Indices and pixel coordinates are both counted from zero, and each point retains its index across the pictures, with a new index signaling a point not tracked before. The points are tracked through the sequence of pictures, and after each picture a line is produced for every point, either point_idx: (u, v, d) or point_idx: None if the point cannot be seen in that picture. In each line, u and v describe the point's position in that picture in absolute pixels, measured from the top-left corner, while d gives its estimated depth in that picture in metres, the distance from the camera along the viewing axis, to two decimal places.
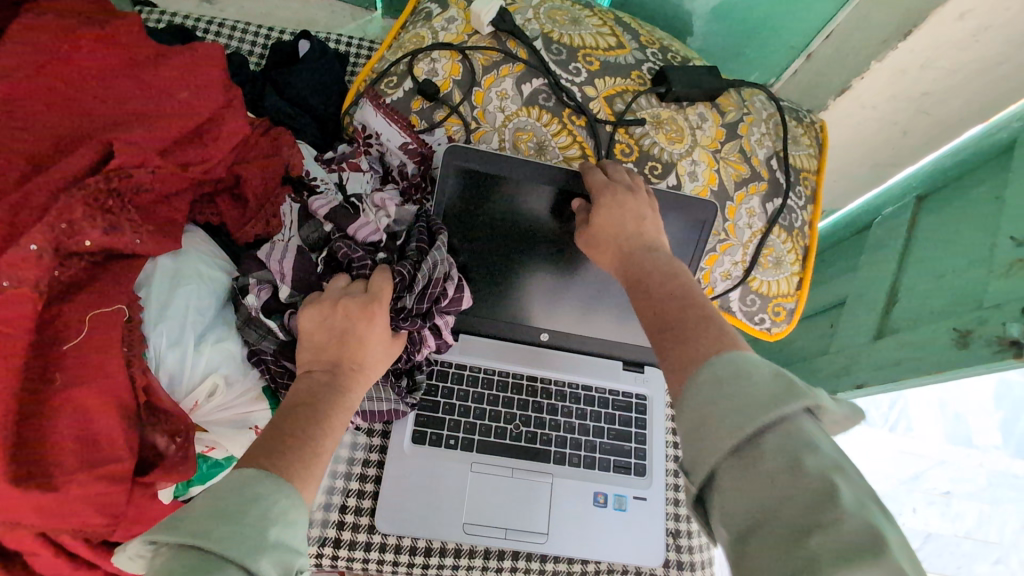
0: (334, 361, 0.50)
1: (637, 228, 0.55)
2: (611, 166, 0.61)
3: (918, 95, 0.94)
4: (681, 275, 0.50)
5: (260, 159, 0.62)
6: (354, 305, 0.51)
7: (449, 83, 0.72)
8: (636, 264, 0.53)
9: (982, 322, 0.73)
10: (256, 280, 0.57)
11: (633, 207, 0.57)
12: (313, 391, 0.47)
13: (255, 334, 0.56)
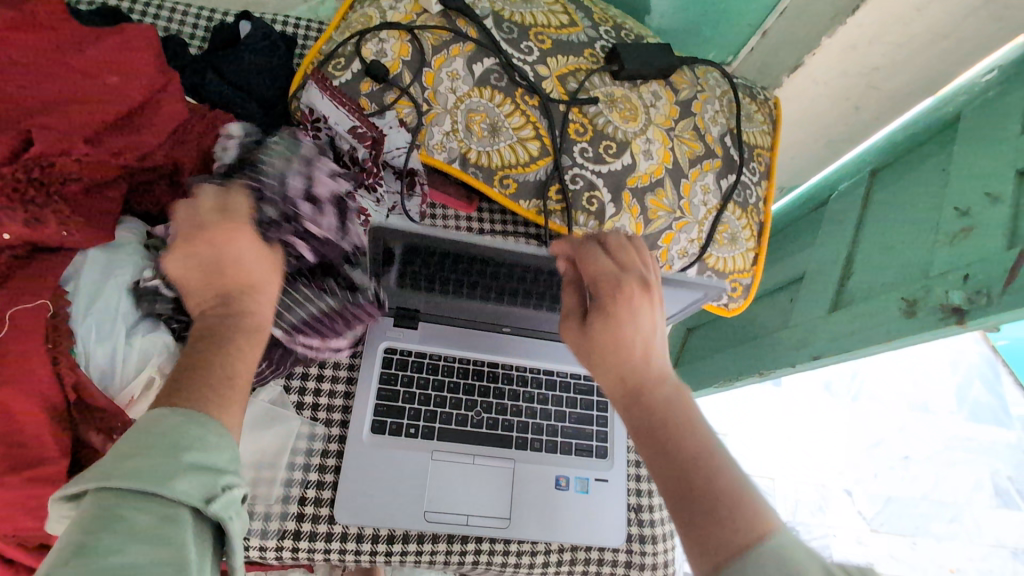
0: (223, 291, 0.47)
1: (646, 350, 0.50)
2: (617, 251, 0.54)
3: (868, 70, 0.96)
4: (698, 422, 0.46)
5: (200, 141, 0.58)
6: (213, 229, 0.47)
7: (398, 64, 0.70)
8: (648, 398, 0.47)
9: (927, 291, 0.76)
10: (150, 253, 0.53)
11: (643, 320, 0.51)
12: (208, 323, 0.46)
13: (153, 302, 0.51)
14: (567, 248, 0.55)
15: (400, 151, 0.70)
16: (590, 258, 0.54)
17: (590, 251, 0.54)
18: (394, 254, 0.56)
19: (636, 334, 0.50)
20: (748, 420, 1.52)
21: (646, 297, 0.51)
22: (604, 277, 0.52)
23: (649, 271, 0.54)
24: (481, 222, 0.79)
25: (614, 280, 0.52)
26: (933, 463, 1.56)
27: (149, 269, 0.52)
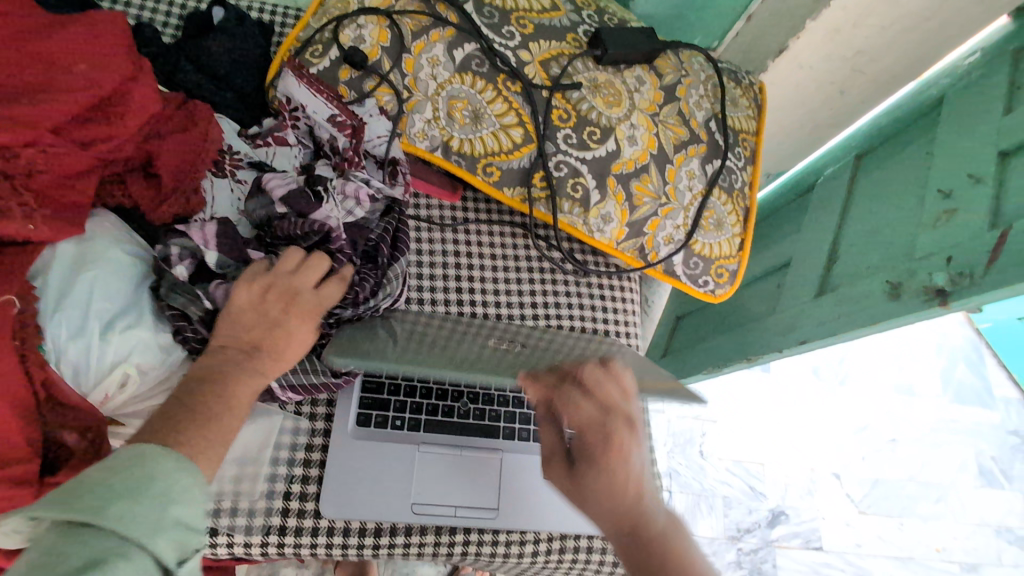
0: (253, 344, 0.51)
1: (635, 485, 0.53)
2: (600, 387, 0.59)
3: (852, 54, 0.96)
4: (690, 550, 0.51)
5: (175, 134, 0.58)
6: (286, 294, 0.53)
7: (377, 51, 0.68)
8: (642, 539, 0.51)
9: (911, 274, 0.76)
10: (178, 250, 0.53)
11: (630, 456, 0.54)
12: (221, 366, 0.49)
13: (179, 299, 0.52)
14: (552, 388, 0.60)
15: (380, 139, 0.67)
16: (569, 399, 0.58)
17: (568, 393, 0.59)
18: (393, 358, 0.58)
19: (624, 476, 0.53)
20: (738, 407, 1.53)
21: (627, 433, 0.56)
22: (587, 420, 0.56)
23: (628, 402, 0.58)
24: (466, 211, 0.78)
25: (595, 420, 0.56)
26: (919, 445, 1.58)
27: (183, 264, 0.52)
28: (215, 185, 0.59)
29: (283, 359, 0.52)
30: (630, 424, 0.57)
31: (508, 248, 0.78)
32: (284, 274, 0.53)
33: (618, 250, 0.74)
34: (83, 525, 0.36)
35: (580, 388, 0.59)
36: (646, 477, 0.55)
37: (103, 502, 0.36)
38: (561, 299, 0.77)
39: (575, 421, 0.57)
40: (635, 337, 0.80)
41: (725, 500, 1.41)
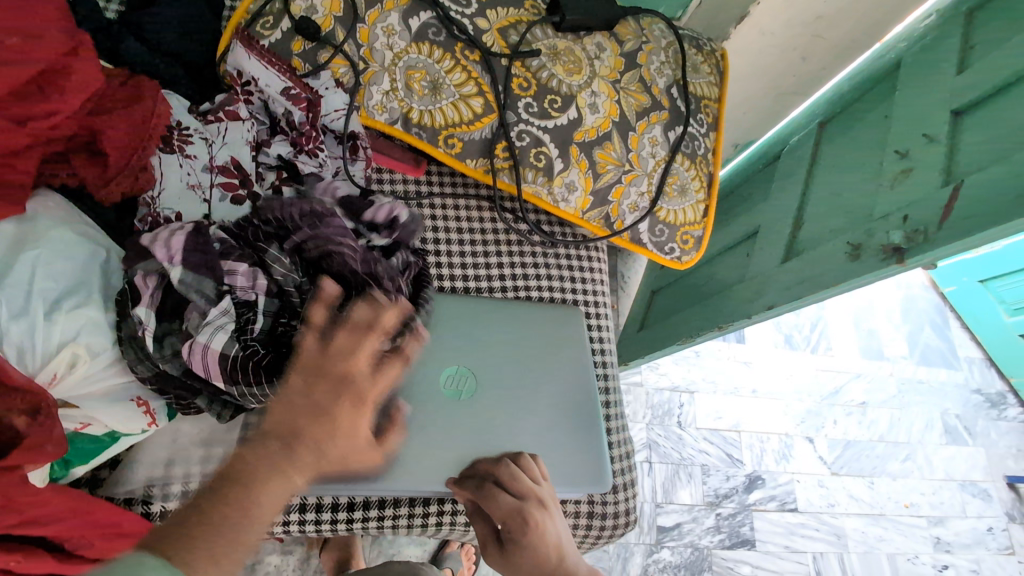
0: (291, 432, 0.44)
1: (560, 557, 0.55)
2: (518, 476, 0.58)
3: (813, 19, 0.97)
4: None
5: (121, 110, 0.55)
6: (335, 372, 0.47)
7: (330, 21, 0.66)
8: None
9: (870, 234, 0.78)
10: (145, 286, 0.50)
11: (552, 535, 0.56)
12: (251, 464, 0.43)
13: (133, 355, 0.49)
14: (470, 481, 0.58)
15: (338, 113, 0.67)
16: (489, 492, 0.57)
17: (488, 487, 0.57)
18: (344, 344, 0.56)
19: (551, 554, 0.55)
20: (714, 377, 1.56)
21: (546, 512, 0.57)
22: (509, 513, 0.56)
23: (541, 484, 0.59)
24: (431, 185, 0.77)
25: (517, 512, 0.56)
26: (888, 406, 1.64)
27: (145, 310, 0.49)
28: (164, 163, 0.59)
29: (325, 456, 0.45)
30: (547, 503, 0.58)
31: (474, 222, 0.77)
32: (330, 353, 0.48)
33: (584, 220, 0.75)
34: None
35: (500, 479, 0.57)
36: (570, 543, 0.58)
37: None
38: (528, 271, 0.77)
39: (499, 515, 0.56)
40: (603, 306, 0.81)
41: (704, 468, 1.45)
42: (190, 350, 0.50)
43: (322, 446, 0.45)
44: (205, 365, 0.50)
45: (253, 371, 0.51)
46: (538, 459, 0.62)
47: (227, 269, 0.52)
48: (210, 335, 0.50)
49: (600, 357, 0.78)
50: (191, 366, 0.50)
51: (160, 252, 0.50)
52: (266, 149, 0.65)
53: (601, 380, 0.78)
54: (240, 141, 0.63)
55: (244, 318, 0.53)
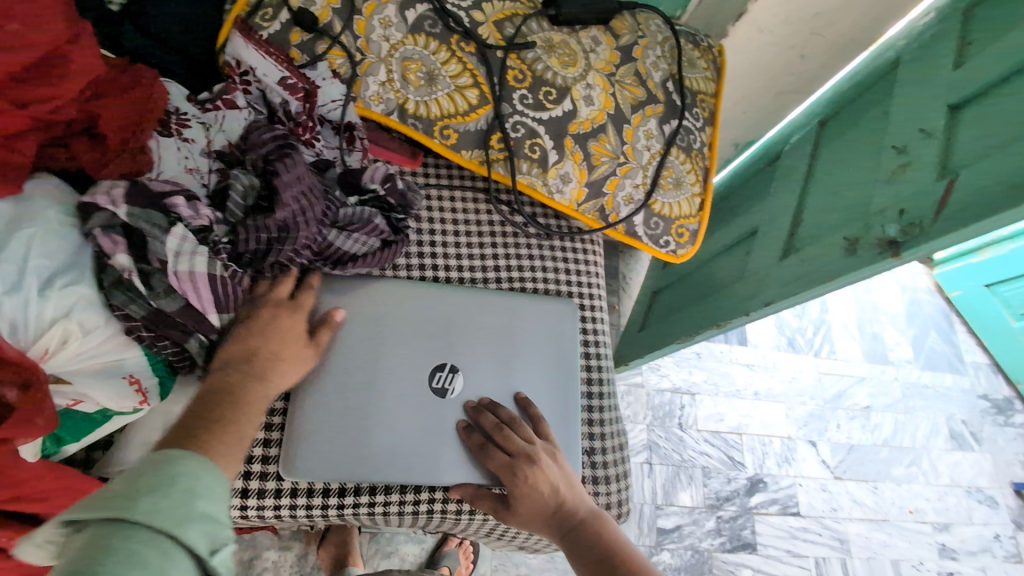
0: (251, 354, 0.54)
1: (554, 500, 0.60)
2: (510, 437, 0.61)
3: (811, 17, 0.98)
4: (605, 525, 0.60)
5: (119, 94, 0.57)
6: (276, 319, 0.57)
7: (328, 13, 0.67)
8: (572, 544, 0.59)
9: (867, 229, 0.78)
10: (112, 235, 0.50)
11: (545, 483, 0.60)
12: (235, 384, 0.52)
13: (122, 297, 0.49)
14: (469, 438, 0.62)
15: (335, 104, 0.68)
16: (487, 448, 0.61)
17: (487, 447, 0.61)
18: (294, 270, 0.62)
19: (545, 497, 0.60)
20: (716, 379, 1.55)
21: (540, 462, 0.61)
22: (502, 465, 0.60)
23: (534, 443, 0.62)
24: (427, 177, 0.78)
25: (508, 462, 0.60)
26: (892, 410, 1.62)
27: (125, 254, 0.50)
28: (162, 146, 0.59)
29: (283, 357, 0.56)
30: (542, 454, 0.62)
31: (470, 214, 0.78)
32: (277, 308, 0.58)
33: (579, 212, 0.75)
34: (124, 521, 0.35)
35: (494, 438, 0.62)
36: (569, 485, 0.62)
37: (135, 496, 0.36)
38: (523, 263, 0.77)
39: (494, 469, 0.61)
40: (598, 299, 0.81)
41: (704, 470, 1.44)
42: (178, 281, 0.52)
43: (281, 354, 0.56)
44: (196, 290, 0.53)
45: (235, 292, 0.57)
46: (539, 416, 0.66)
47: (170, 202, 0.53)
48: (192, 263, 0.53)
49: (594, 350, 0.78)
50: (185, 297, 0.53)
51: (105, 200, 0.50)
52: None
53: (595, 372, 0.78)
54: (237, 129, 0.64)
55: (208, 241, 0.55)
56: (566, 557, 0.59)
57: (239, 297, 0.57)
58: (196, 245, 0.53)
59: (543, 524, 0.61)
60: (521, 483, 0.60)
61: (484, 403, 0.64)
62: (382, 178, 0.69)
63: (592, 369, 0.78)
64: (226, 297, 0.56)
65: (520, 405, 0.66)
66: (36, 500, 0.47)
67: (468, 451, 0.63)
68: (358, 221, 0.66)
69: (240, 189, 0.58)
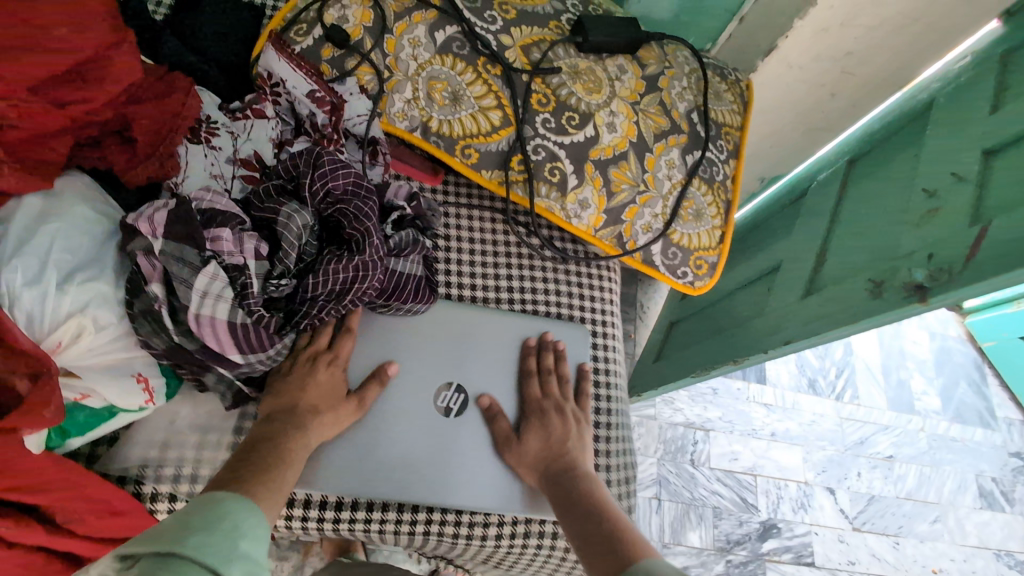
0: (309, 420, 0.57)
1: (563, 445, 0.64)
2: (550, 375, 0.70)
3: (842, 56, 0.94)
4: (595, 479, 0.61)
5: (153, 101, 0.60)
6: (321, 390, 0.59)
7: (359, 30, 0.69)
8: (561, 484, 0.60)
9: (894, 272, 0.76)
10: (149, 261, 0.51)
11: (561, 428, 0.66)
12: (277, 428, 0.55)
13: (147, 327, 0.50)
14: (518, 371, 0.70)
15: (361, 118, 0.69)
16: (529, 378, 0.69)
17: (530, 376, 0.69)
18: (330, 307, 0.61)
19: (556, 441, 0.64)
20: (731, 417, 1.51)
21: (565, 414, 0.67)
22: (533, 397, 0.68)
23: (569, 396, 0.70)
24: (446, 194, 0.78)
25: (539, 400, 0.67)
26: (917, 462, 1.55)
27: (158, 285, 0.50)
28: (190, 153, 0.62)
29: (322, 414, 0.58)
30: (569, 414, 0.68)
31: (487, 233, 0.78)
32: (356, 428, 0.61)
33: (596, 238, 0.74)
34: (175, 554, 0.36)
35: (541, 372, 0.70)
36: (579, 443, 0.66)
37: (180, 535, 0.37)
38: (538, 285, 0.77)
39: (527, 398, 0.68)
40: (611, 325, 0.79)
41: (716, 511, 1.39)
42: (198, 325, 0.52)
43: (320, 409, 0.58)
44: (217, 338, 0.53)
45: (260, 335, 0.56)
46: (586, 393, 0.72)
47: (210, 237, 0.53)
48: (214, 307, 0.53)
49: (604, 379, 0.76)
50: (203, 340, 0.53)
51: (146, 227, 0.50)
52: (288, 146, 0.68)
53: (604, 402, 0.75)
54: (264, 138, 0.66)
55: (238, 282, 0.54)
56: (552, 500, 0.60)
57: (265, 341, 0.56)
58: (223, 287, 0.53)
59: (542, 468, 0.63)
60: (544, 415, 0.66)
61: (549, 344, 0.72)
62: (405, 197, 0.70)
63: (601, 399, 0.75)
64: (247, 340, 0.55)
65: (579, 375, 0.73)
66: (36, 491, 0.47)
67: (516, 379, 0.69)
68: (409, 246, 0.67)
69: (296, 229, 0.58)
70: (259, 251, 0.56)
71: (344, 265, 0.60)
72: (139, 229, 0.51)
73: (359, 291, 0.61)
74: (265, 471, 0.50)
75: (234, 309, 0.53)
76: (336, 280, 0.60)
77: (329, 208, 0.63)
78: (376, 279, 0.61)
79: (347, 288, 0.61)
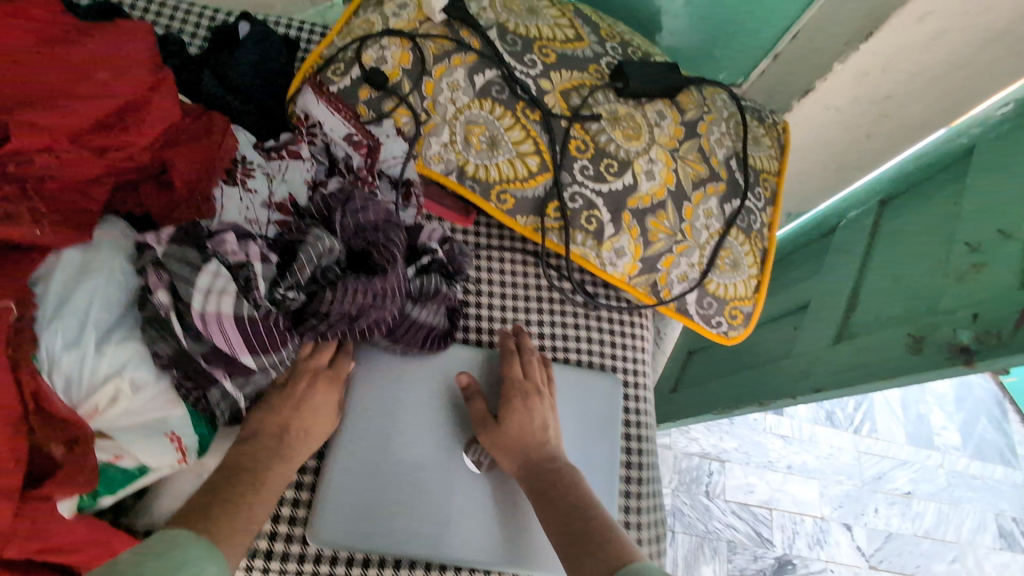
0: (292, 450, 0.56)
1: (542, 431, 0.62)
2: (529, 359, 0.67)
3: (881, 98, 0.91)
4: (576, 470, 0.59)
5: (191, 143, 0.59)
6: (307, 413, 0.57)
7: (398, 72, 0.68)
8: (539, 474, 0.58)
9: (935, 327, 0.74)
10: (155, 267, 0.49)
11: (540, 413, 0.63)
12: (260, 453, 0.54)
13: (154, 333, 0.48)
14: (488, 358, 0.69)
15: (396, 160, 0.68)
16: (509, 362, 0.66)
17: (510, 360, 0.67)
18: (340, 324, 0.59)
19: (535, 429, 0.61)
20: (748, 448, 1.48)
21: (545, 400, 0.64)
22: (513, 379, 0.65)
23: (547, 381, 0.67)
24: (477, 236, 0.77)
25: (519, 383, 0.64)
26: (936, 499, 1.52)
27: (163, 291, 0.49)
28: (225, 195, 0.60)
29: (311, 435, 0.57)
30: (547, 400, 0.65)
31: (519, 277, 0.76)
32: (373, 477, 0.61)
33: (630, 286, 0.73)
34: None
35: (522, 358, 0.67)
36: (557, 431, 0.63)
37: None
38: (569, 332, 0.75)
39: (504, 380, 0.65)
40: (643, 376, 0.77)
41: (730, 545, 1.37)
42: (204, 324, 0.49)
43: (310, 431, 0.57)
44: (223, 333, 0.50)
45: (269, 332, 0.52)
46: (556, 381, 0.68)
47: (215, 238, 0.52)
48: (219, 304, 0.49)
49: (635, 431, 0.75)
50: (211, 340, 0.50)
51: (150, 238, 0.51)
52: (322, 186, 0.64)
53: (635, 456, 0.74)
54: (298, 181, 0.64)
55: (242, 278, 0.51)
56: (530, 490, 0.57)
57: (277, 339, 0.52)
58: (226, 284, 0.50)
59: (520, 455, 0.60)
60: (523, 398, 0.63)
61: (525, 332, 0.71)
62: (438, 240, 0.69)
63: (632, 452, 0.74)
64: (256, 336, 0.51)
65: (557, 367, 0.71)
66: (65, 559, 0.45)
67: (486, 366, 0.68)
68: (433, 293, 0.64)
69: (317, 252, 0.55)
70: (263, 253, 0.53)
71: (363, 288, 0.57)
72: (146, 243, 0.51)
73: (375, 313, 0.58)
74: (236, 499, 0.48)
75: (241, 304, 0.50)
76: (349, 300, 0.57)
77: (360, 242, 0.60)
78: (394, 308, 0.59)
79: (362, 311, 0.58)
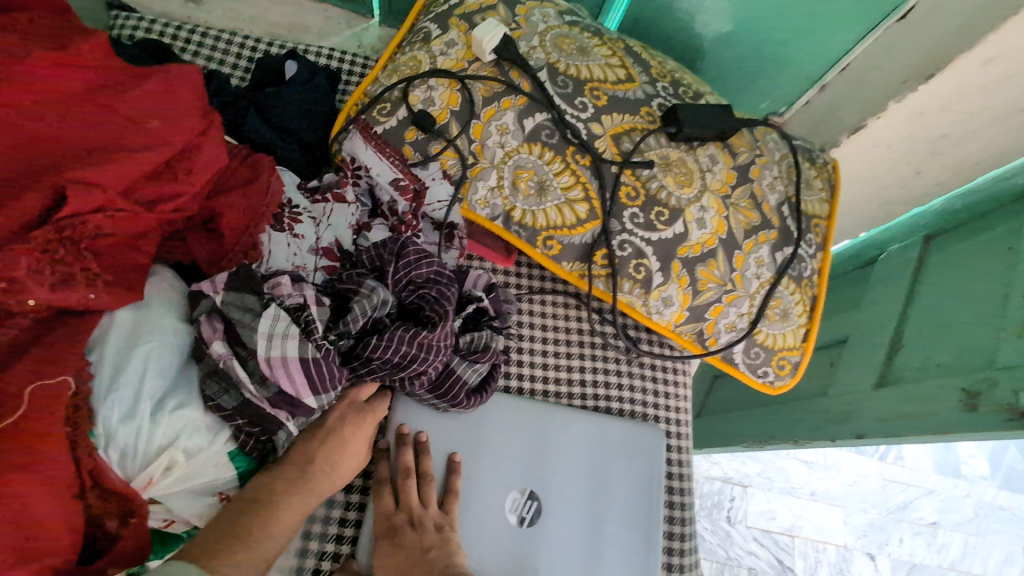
0: (326, 485, 0.53)
1: (421, 558, 0.53)
2: (401, 473, 0.59)
3: (935, 138, 0.86)
4: None
5: (239, 188, 0.58)
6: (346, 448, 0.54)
7: (446, 114, 0.67)
8: None
9: (991, 384, 0.72)
10: (206, 314, 0.51)
11: (413, 540, 0.55)
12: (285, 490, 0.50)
13: (216, 386, 0.49)
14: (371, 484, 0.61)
15: (441, 204, 0.67)
16: (381, 489, 0.59)
17: (381, 487, 0.59)
18: (383, 373, 0.58)
19: (414, 559, 0.53)
20: (771, 473, 1.44)
21: (420, 523, 0.56)
22: (385, 513, 0.57)
23: (426, 488, 0.59)
24: (519, 277, 0.76)
25: (392, 515, 0.57)
26: (963, 531, 1.48)
27: (220, 340, 0.49)
28: (273, 241, 0.59)
29: (337, 472, 0.54)
30: (429, 519, 0.57)
31: (561, 320, 0.75)
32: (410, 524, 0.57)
33: (675, 333, 0.71)
34: None
35: (390, 482, 0.59)
36: (443, 547, 0.54)
37: None
38: (611, 378, 0.73)
39: (379, 512, 0.57)
40: (685, 426, 0.76)
41: (751, 572, 1.34)
42: (270, 368, 0.50)
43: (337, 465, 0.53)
44: (287, 374, 0.50)
45: (325, 375, 0.52)
46: (455, 489, 0.60)
47: (270, 283, 0.53)
48: (283, 346, 0.50)
49: (678, 484, 0.73)
50: (277, 384, 0.50)
51: (207, 286, 0.51)
52: (366, 232, 0.66)
53: (678, 509, 0.72)
54: (343, 225, 0.64)
55: (302, 320, 0.53)
56: None
57: (333, 379, 0.52)
58: (288, 327, 0.51)
59: None
60: (398, 534, 0.55)
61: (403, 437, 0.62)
62: (484, 287, 0.68)
63: (675, 506, 0.72)
64: (315, 377, 0.51)
65: (451, 466, 0.61)
66: None
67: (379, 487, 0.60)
68: (480, 350, 0.65)
69: (374, 303, 0.56)
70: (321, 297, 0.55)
71: (410, 338, 0.57)
72: (202, 293, 0.51)
73: (419, 366, 0.58)
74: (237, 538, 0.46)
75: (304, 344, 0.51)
76: (397, 350, 0.57)
77: (411, 295, 0.61)
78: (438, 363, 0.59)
79: (408, 362, 0.57)
